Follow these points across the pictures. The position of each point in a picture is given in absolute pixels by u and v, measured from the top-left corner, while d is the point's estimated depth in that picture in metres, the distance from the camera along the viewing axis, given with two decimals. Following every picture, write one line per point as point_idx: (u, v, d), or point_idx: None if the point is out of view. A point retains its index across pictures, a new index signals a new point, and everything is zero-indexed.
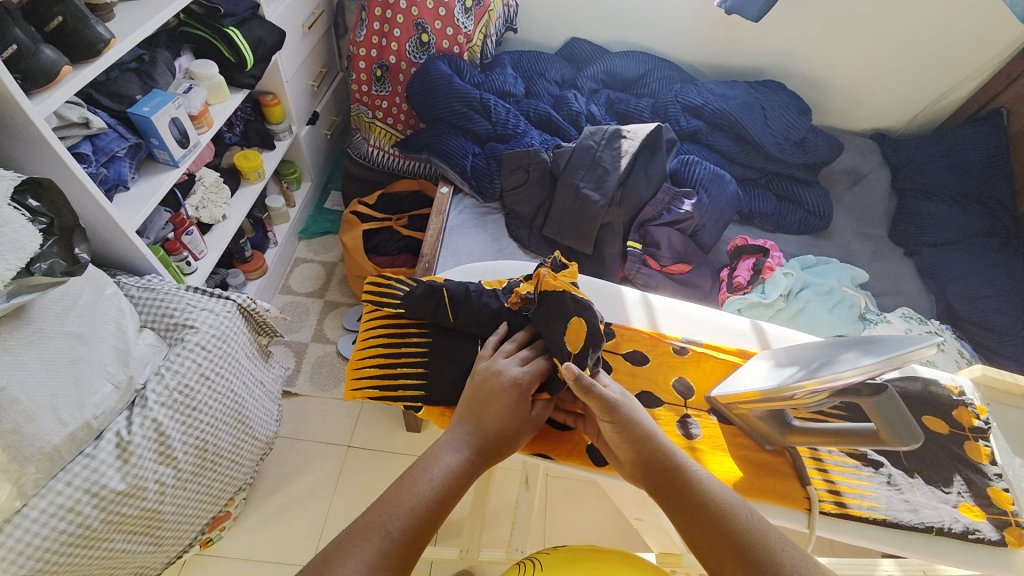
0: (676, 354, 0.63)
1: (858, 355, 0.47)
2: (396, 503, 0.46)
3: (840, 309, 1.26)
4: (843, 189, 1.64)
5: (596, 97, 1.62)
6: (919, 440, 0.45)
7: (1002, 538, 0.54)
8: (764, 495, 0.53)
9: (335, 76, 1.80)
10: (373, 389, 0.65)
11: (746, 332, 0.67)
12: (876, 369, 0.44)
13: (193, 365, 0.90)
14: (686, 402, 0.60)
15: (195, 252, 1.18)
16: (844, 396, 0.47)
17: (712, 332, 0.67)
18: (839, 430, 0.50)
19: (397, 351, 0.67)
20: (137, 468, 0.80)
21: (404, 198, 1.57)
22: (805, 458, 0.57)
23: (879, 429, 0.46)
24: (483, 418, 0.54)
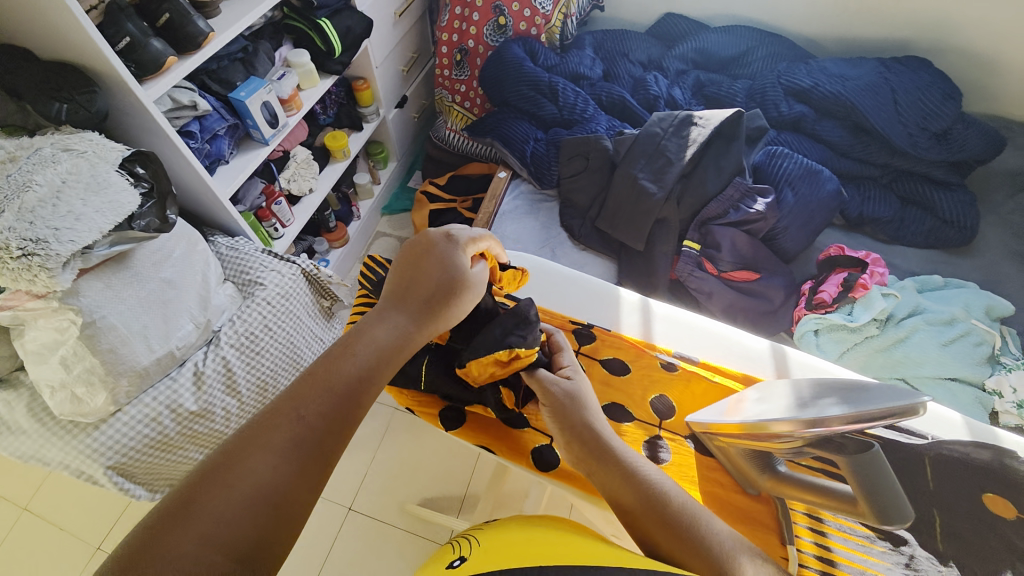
0: (663, 369, 0.62)
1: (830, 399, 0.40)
2: (192, 524, 0.35)
3: (959, 345, 1.02)
4: (1003, 196, 1.29)
5: (683, 80, 1.48)
6: (909, 523, 0.39)
7: None
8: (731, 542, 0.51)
9: (426, 61, 1.89)
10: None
11: (756, 357, 0.64)
12: (845, 423, 0.36)
13: (259, 316, 1.04)
14: (662, 423, 0.59)
15: (283, 220, 1.36)
16: (824, 448, 0.41)
17: (712, 351, 0.65)
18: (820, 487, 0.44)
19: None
20: (208, 394, 0.96)
21: (473, 180, 1.60)
22: (797, 514, 0.52)
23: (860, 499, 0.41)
24: (323, 388, 0.44)
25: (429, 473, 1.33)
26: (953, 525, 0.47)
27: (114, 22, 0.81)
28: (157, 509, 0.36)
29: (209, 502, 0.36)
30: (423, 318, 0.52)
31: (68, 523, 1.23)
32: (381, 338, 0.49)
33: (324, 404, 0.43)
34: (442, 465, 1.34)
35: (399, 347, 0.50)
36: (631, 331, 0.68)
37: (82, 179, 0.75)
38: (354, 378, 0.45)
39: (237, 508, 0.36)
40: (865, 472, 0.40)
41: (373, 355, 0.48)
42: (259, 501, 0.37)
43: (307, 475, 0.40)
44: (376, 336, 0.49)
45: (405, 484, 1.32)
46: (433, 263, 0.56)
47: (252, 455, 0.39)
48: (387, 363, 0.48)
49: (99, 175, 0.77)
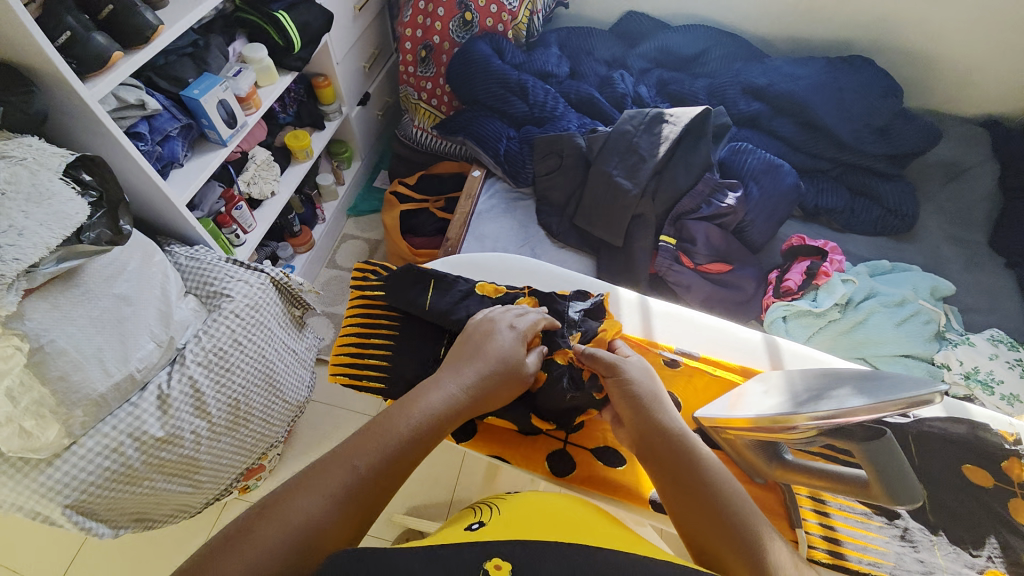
0: (667, 365, 0.64)
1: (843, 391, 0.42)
2: (245, 549, 0.40)
3: (911, 324, 1.10)
4: (938, 185, 1.41)
5: (646, 78, 1.51)
6: (918, 503, 0.43)
7: None
8: None
9: (389, 57, 1.83)
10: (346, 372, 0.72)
11: (753, 350, 0.66)
12: (864, 412, 0.39)
13: (227, 330, 0.98)
14: None
15: (244, 225, 1.28)
16: (837, 438, 0.45)
17: (711, 346, 0.67)
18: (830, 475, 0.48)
19: (369, 335, 0.73)
20: (174, 418, 0.89)
21: (444, 179, 1.57)
22: (803, 499, 0.56)
23: (873, 483, 0.45)
24: (373, 445, 0.49)
25: (415, 481, 1.31)
26: (940, 498, 0.57)
27: (52, 13, 0.75)
28: (222, 531, 0.42)
29: (267, 531, 0.42)
30: (472, 396, 0.57)
31: (14, 570, 1.12)
32: (428, 403, 0.54)
33: (372, 462, 0.48)
34: (428, 471, 1.32)
35: (444, 415, 0.55)
36: (634, 329, 0.69)
37: (22, 190, 0.68)
38: (402, 436, 0.51)
39: (287, 541, 0.42)
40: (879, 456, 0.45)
41: (423, 418, 0.53)
42: (307, 536, 0.43)
43: (344, 525, 0.45)
44: (424, 400, 0.55)
45: (392, 494, 1.29)
46: (491, 342, 0.62)
47: (304, 496, 0.44)
48: (434, 433, 0.53)
49: (40, 185, 0.70)
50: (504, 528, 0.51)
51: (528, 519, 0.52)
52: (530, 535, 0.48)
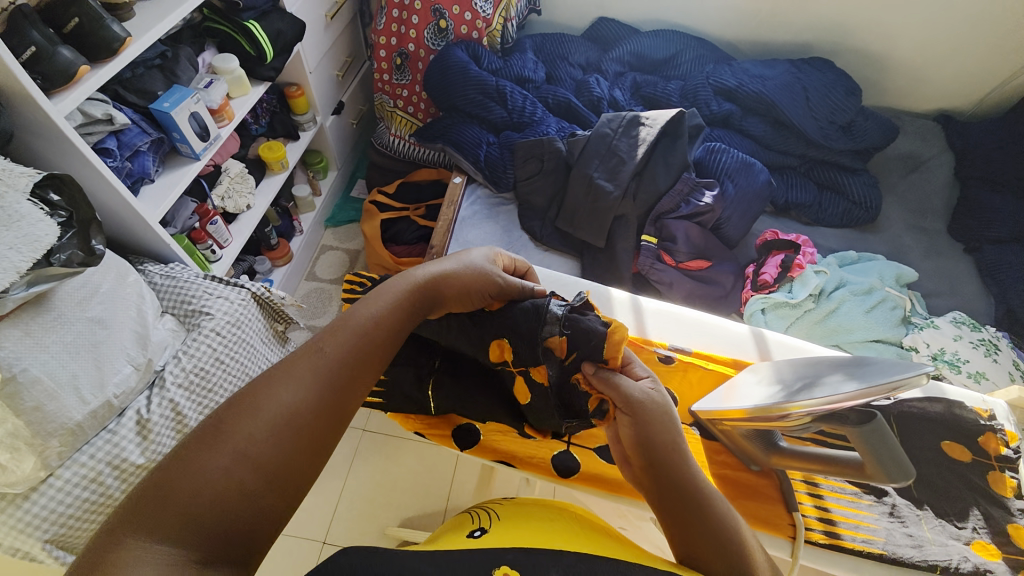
0: (662, 362, 0.66)
1: (838, 376, 0.44)
2: (219, 441, 0.40)
3: (880, 311, 1.16)
4: (897, 178, 1.49)
5: (621, 81, 1.54)
6: (909, 478, 0.44)
7: None
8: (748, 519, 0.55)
9: (361, 65, 1.81)
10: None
11: (743, 342, 0.69)
12: (856, 396, 0.40)
13: (209, 349, 0.95)
14: None
15: (219, 241, 1.24)
16: (832, 423, 0.47)
17: (701, 340, 0.69)
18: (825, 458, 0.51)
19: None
20: (156, 444, 0.86)
21: (423, 186, 1.57)
22: (797, 483, 0.59)
23: (867, 462, 0.46)
24: (340, 335, 0.49)
25: (407, 492, 1.30)
26: (927, 476, 0.61)
27: (16, 30, 0.73)
28: (193, 433, 0.42)
29: (238, 427, 0.41)
30: (421, 292, 0.57)
31: None
32: (381, 304, 0.53)
33: (342, 351, 0.48)
34: (421, 481, 1.31)
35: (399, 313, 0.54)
36: (626, 327, 0.70)
37: None
38: (367, 326, 0.51)
39: (265, 425, 0.42)
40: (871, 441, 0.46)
41: (376, 313, 0.52)
42: (284, 424, 0.43)
43: (323, 409, 0.45)
44: (376, 302, 0.54)
45: (384, 507, 1.27)
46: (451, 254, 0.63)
47: (274, 387, 0.44)
48: (391, 325, 0.53)
49: (8, 206, 0.67)
50: (503, 534, 0.51)
51: (526, 526, 0.53)
52: (528, 541, 0.48)
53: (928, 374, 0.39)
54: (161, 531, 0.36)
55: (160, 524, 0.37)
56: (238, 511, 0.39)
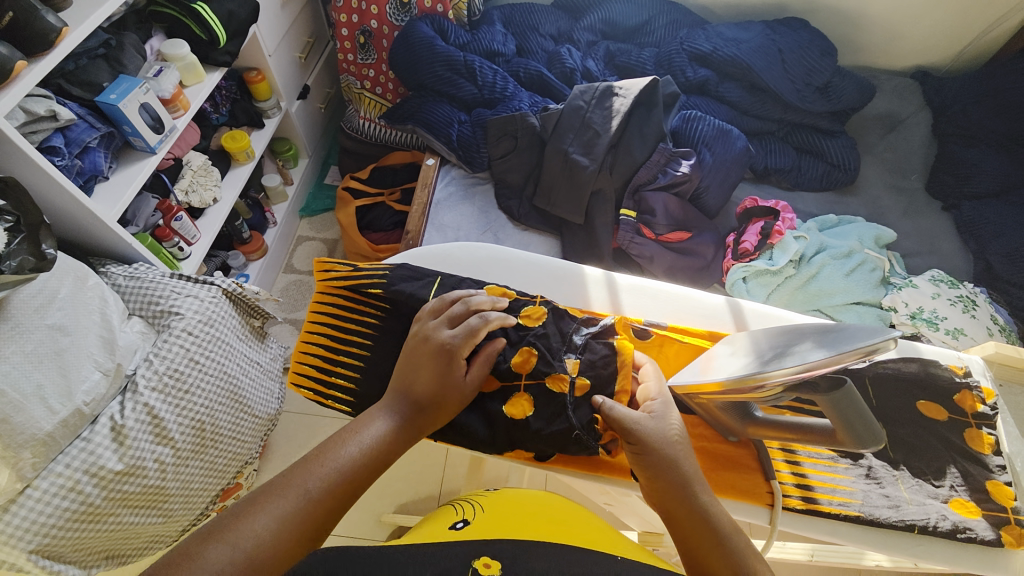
0: (639, 337, 0.66)
1: (805, 345, 0.43)
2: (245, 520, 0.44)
3: (859, 273, 1.16)
4: (875, 138, 1.49)
5: (594, 51, 1.50)
6: (879, 442, 0.46)
7: (995, 536, 0.56)
8: (727, 490, 0.55)
9: (325, 45, 1.73)
10: (310, 384, 0.67)
11: (721, 314, 0.68)
12: (821, 364, 0.40)
13: (181, 350, 0.93)
14: None
15: (187, 237, 1.20)
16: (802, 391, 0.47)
17: (679, 314, 0.69)
18: (798, 427, 0.51)
19: (342, 346, 0.69)
20: (134, 449, 0.84)
21: (397, 170, 1.53)
22: (775, 452, 0.59)
23: (839, 430, 0.47)
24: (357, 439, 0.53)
25: (400, 480, 1.30)
26: (906, 437, 0.61)
27: None
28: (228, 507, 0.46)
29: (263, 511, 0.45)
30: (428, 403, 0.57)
31: None
32: (373, 432, 0.54)
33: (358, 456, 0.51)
34: (412, 468, 1.32)
35: (391, 438, 0.54)
36: (603, 306, 0.70)
37: None
38: (384, 436, 0.54)
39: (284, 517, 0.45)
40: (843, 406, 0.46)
41: (369, 442, 0.53)
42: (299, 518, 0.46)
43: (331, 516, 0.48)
44: (371, 432, 0.54)
45: (377, 495, 1.28)
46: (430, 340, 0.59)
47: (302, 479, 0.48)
48: (382, 460, 0.53)
49: None
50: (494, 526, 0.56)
51: (516, 520, 0.57)
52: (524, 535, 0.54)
53: (893, 339, 0.39)
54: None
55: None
56: None
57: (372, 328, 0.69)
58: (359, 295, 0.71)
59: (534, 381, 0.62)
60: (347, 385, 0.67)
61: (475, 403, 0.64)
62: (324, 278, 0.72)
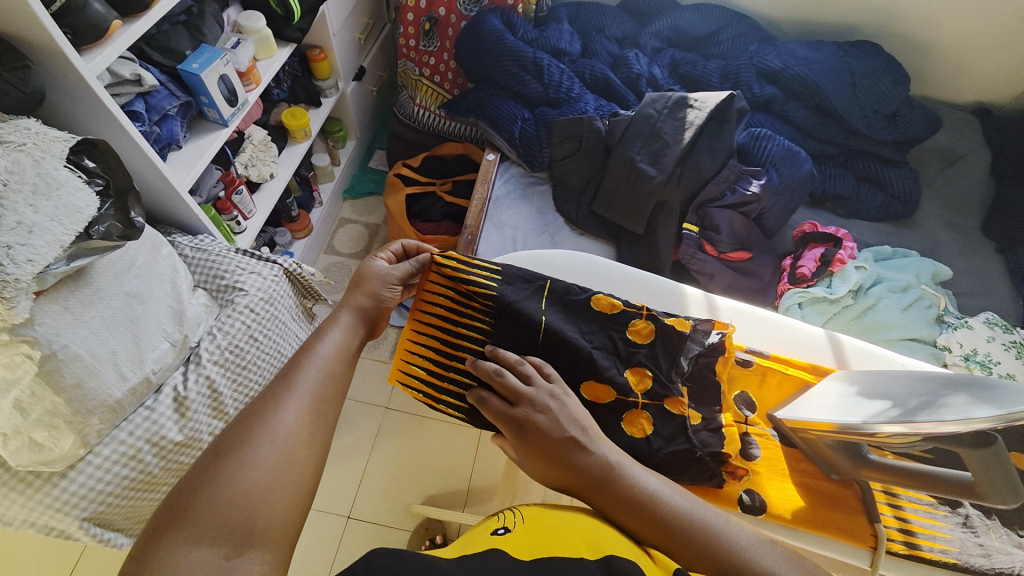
0: (742, 366, 0.66)
1: (973, 403, 0.45)
2: (242, 448, 0.52)
3: (916, 309, 1.15)
4: (935, 171, 1.46)
5: (659, 58, 1.47)
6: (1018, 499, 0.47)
7: None
8: (831, 529, 0.57)
9: (383, 27, 1.71)
10: (420, 387, 0.67)
11: (821, 349, 0.69)
12: (987, 422, 0.42)
13: (242, 326, 0.93)
14: (749, 420, 0.64)
15: (244, 211, 1.20)
16: (945, 444, 0.50)
17: (780, 345, 0.70)
18: (917, 474, 0.52)
19: (454, 351, 0.67)
20: (193, 422, 0.85)
21: (448, 161, 1.52)
22: (877, 492, 0.61)
23: (977, 482, 0.49)
24: (313, 361, 0.61)
25: (429, 471, 1.31)
26: None
27: None
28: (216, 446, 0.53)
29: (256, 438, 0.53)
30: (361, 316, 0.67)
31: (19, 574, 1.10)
32: (325, 346, 0.62)
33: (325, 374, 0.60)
34: (443, 460, 1.32)
35: (344, 349, 0.64)
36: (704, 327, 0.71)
37: (27, 180, 0.63)
38: (331, 351, 0.62)
39: (276, 438, 0.54)
40: (988, 461, 0.49)
41: (335, 345, 0.63)
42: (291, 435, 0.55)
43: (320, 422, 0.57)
44: (321, 350, 0.62)
45: (407, 485, 1.29)
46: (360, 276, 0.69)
47: (279, 407, 0.56)
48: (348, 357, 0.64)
49: (45, 173, 0.65)
50: (535, 538, 0.50)
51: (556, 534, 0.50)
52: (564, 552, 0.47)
53: None
54: (213, 541, 0.47)
55: (197, 520, 0.47)
56: (237, 530, 0.48)
57: (484, 333, 0.67)
58: (466, 297, 0.69)
59: (652, 401, 0.62)
60: (460, 390, 0.66)
61: None
62: (431, 278, 0.71)
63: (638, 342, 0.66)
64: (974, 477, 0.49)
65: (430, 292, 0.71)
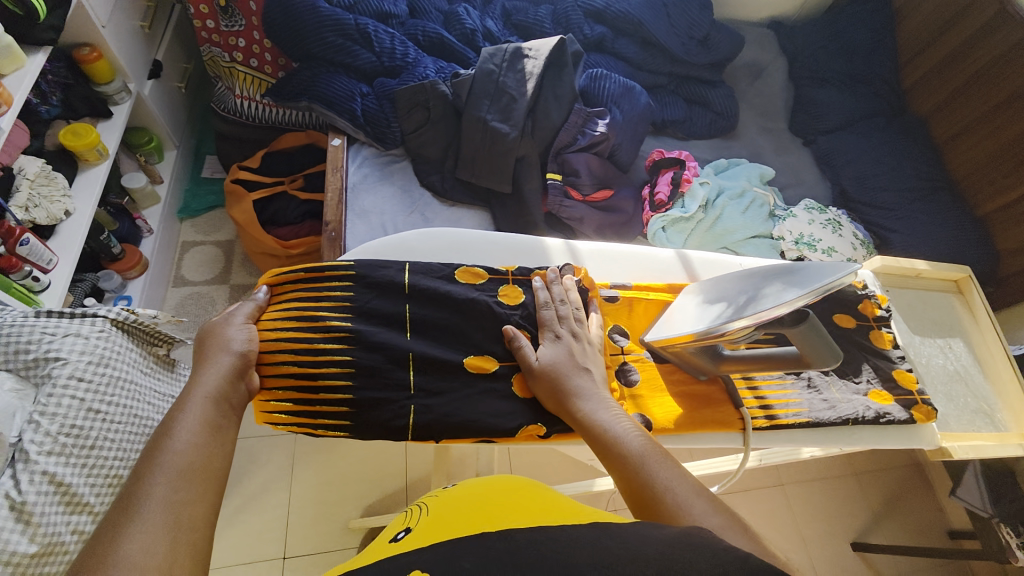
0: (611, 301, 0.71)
1: (785, 288, 0.52)
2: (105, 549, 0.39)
3: (753, 209, 1.31)
4: (747, 85, 1.65)
5: (490, 10, 1.44)
6: (837, 358, 0.56)
7: (910, 415, 0.69)
8: (709, 425, 0.65)
9: (171, 8, 1.43)
10: (292, 419, 0.60)
11: (674, 268, 0.77)
12: (799, 300, 0.50)
13: (76, 401, 0.77)
14: (625, 349, 0.68)
15: (41, 263, 0.97)
16: (774, 327, 0.56)
17: (643, 273, 0.76)
18: (763, 358, 0.60)
19: (316, 368, 0.61)
20: (45, 525, 0.71)
21: (293, 155, 1.37)
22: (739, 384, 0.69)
23: (806, 354, 0.56)
24: (191, 416, 0.50)
25: (359, 482, 1.25)
26: None
27: None
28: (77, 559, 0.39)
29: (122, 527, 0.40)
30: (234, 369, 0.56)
31: None
32: (202, 397, 0.52)
33: (204, 428, 0.50)
34: (370, 467, 1.26)
35: (222, 400, 0.53)
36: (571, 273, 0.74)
37: None
38: (208, 402, 0.52)
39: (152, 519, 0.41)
40: (810, 335, 0.55)
41: (207, 395, 0.52)
42: (165, 508, 0.43)
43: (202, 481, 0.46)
44: (200, 398, 0.52)
45: (338, 503, 1.22)
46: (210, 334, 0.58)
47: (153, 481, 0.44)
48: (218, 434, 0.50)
49: None
50: (427, 531, 0.48)
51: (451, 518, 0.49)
52: (452, 532, 0.46)
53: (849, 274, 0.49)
54: None
55: None
56: None
57: (348, 339, 0.62)
58: (317, 307, 0.63)
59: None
60: (337, 406, 0.60)
61: (459, 392, 0.63)
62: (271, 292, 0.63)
63: (513, 304, 0.68)
64: (801, 352, 0.57)
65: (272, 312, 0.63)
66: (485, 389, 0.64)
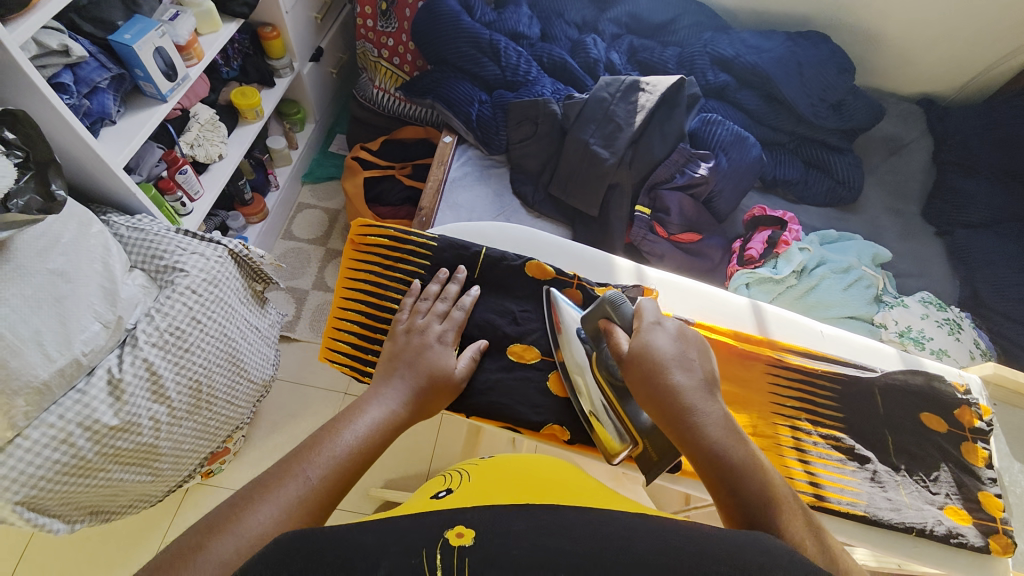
0: None
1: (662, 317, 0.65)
2: (292, 466, 0.49)
3: (855, 288, 1.20)
4: (879, 159, 1.52)
5: (618, 44, 1.48)
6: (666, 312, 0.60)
7: (987, 545, 0.62)
8: None
9: (342, 7, 1.66)
10: (346, 360, 0.70)
11: (745, 316, 0.75)
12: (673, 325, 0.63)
13: (183, 308, 0.90)
14: None
15: (190, 192, 1.17)
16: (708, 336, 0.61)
17: (709, 312, 0.75)
18: None
19: (377, 323, 0.72)
20: (129, 405, 0.83)
21: (409, 146, 1.51)
22: (788, 450, 0.66)
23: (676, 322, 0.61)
24: (378, 396, 0.59)
25: (387, 454, 1.30)
26: (901, 442, 0.67)
27: None
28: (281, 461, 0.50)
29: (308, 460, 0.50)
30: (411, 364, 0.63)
31: None
32: (390, 390, 0.60)
33: (388, 417, 0.57)
34: (402, 445, 1.31)
35: (410, 401, 0.60)
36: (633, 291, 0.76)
37: None
38: (398, 393, 0.60)
39: (327, 465, 0.50)
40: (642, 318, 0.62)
41: (398, 389, 0.60)
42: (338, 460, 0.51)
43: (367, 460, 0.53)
44: (388, 390, 0.60)
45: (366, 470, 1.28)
46: (406, 328, 0.67)
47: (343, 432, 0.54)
48: (380, 441, 0.55)
49: None
50: (474, 493, 0.52)
51: (497, 485, 0.53)
52: (510, 497, 0.49)
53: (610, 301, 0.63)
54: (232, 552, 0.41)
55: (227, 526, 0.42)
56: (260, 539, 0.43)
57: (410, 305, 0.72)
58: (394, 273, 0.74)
59: None
60: None
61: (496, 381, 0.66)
62: (364, 251, 0.76)
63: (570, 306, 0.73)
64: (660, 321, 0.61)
65: (359, 267, 0.76)
66: (521, 376, 0.69)
